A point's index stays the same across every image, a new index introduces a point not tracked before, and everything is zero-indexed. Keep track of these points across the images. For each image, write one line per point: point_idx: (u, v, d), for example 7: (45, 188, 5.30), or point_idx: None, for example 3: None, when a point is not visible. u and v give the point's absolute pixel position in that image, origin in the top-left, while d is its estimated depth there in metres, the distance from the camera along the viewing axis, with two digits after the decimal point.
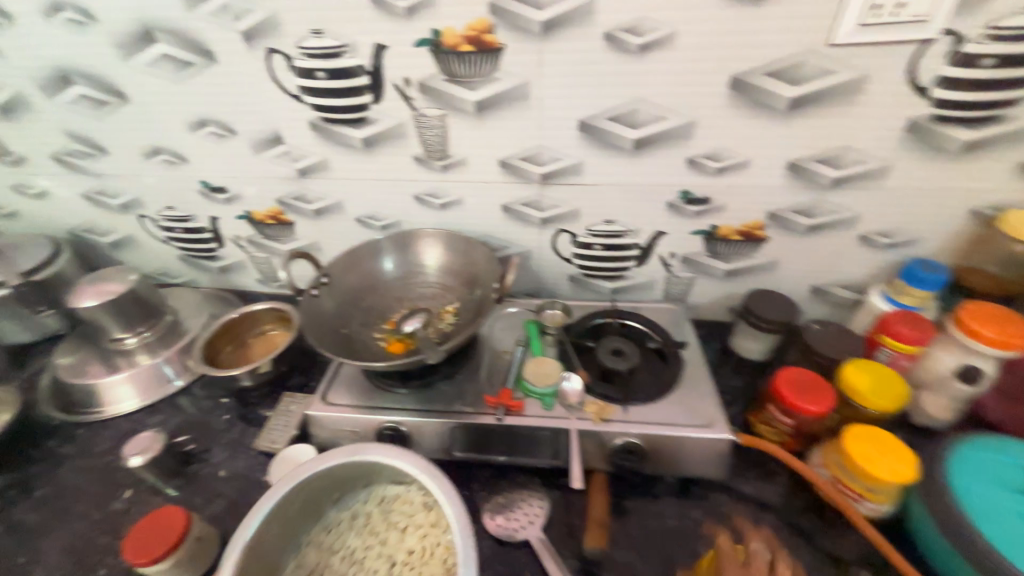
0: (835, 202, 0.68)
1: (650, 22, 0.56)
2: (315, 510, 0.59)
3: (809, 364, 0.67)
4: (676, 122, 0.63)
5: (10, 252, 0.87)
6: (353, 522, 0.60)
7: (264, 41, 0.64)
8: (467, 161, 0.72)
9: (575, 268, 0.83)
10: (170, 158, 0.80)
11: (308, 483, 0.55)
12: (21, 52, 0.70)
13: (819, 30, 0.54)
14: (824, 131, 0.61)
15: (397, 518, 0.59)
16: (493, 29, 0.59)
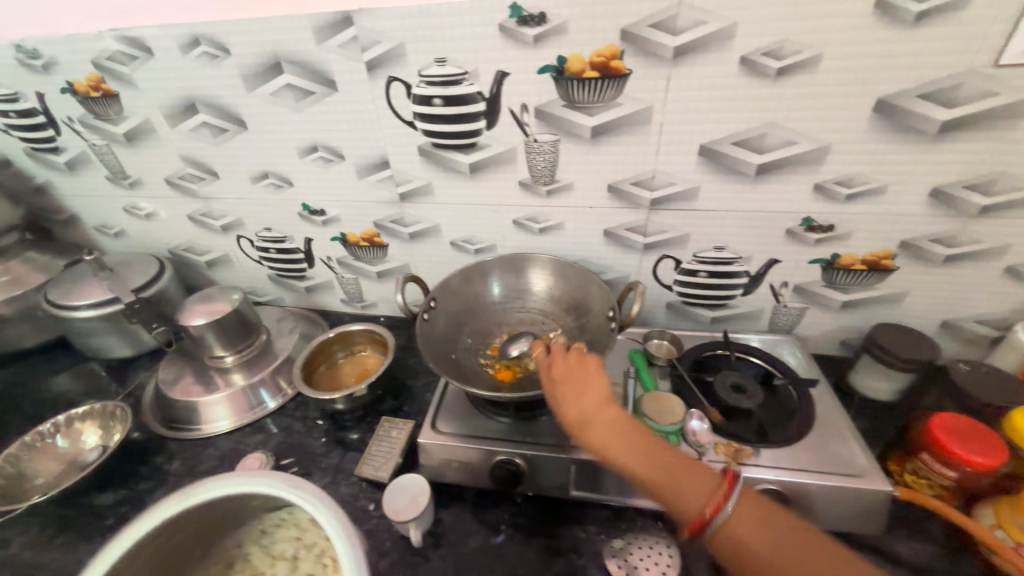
0: (981, 232, 0.63)
1: (792, 46, 0.54)
2: (209, 539, 0.62)
3: (957, 408, 0.61)
4: (807, 146, 0.60)
5: (120, 269, 0.91)
6: (261, 536, 0.64)
7: (386, 70, 0.65)
8: (574, 185, 0.71)
9: (674, 295, 0.80)
10: (276, 182, 0.83)
11: (202, 510, 0.56)
12: (155, 84, 0.74)
13: (985, 50, 0.50)
14: (977, 156, 0.57)
15: (284, 538, 0.63)
16: (621, 55, 0.58)
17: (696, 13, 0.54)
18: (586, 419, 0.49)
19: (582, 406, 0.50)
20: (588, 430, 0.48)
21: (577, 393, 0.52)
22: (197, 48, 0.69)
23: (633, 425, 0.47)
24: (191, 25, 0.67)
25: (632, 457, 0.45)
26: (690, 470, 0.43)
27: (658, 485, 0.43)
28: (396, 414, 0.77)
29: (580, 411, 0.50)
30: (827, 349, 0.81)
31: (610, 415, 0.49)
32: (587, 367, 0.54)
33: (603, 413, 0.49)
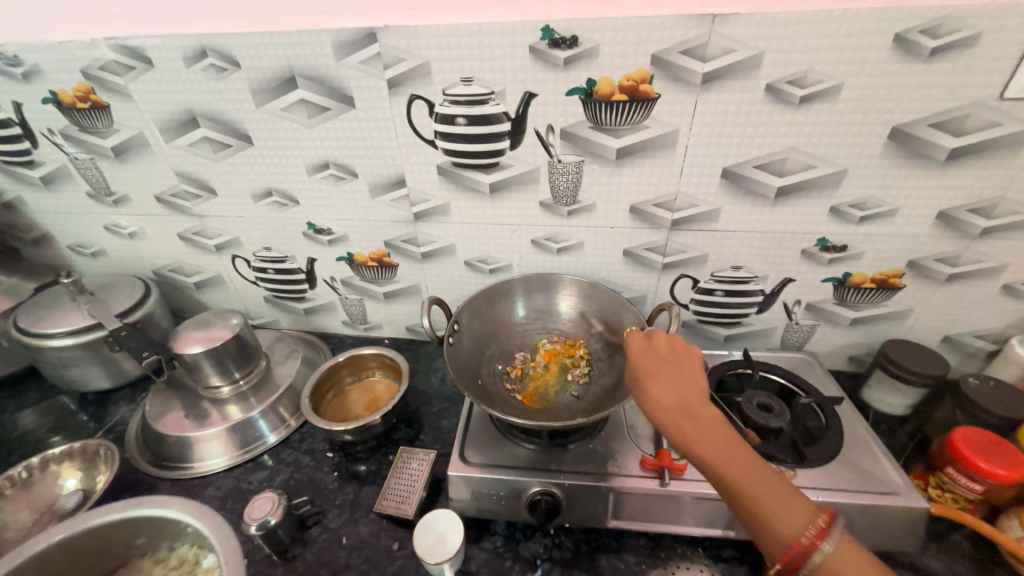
0: (982, 252, 0.66)
1: (816, 75, 0.56)
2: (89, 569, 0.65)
3: (971, 422, 0.63)
4: (825, 171, 0.62)
5: (101, 293, 0.84)
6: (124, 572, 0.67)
7: (408, 88, 0.64)
8: (595, 206, 0.71)
9: (690, 314, 0.81)
10: (281, 200, 0.79)
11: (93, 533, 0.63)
12: (152, 96, 0.70)
13: (993, 84, 0.53)
14: (981, 181, 0.60)
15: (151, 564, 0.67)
16: (651, 79, 0.58)
17: (726, 41, 0.55)
18: (682, 407, 0.48)
19: (680, 396, 0.48)
20: (690, 424, 0.46)
21: (673, 381, 0.50)
22: (204, 60, 0.65)
23: (729, 430, 0.46)
24: (199, 36, 0.63)
25: (735, 459, 0.44)
26: (783, 493, 0.43)
27: (762, 496, 0.43)
28: (412, 443, 0.73)
29: (675, 399, 0.48)
30: (835, 364, 0.83)
31: (701, 414, 0.47)
32: (689, 361, 0.52)
33: (699, 406, 0.47)
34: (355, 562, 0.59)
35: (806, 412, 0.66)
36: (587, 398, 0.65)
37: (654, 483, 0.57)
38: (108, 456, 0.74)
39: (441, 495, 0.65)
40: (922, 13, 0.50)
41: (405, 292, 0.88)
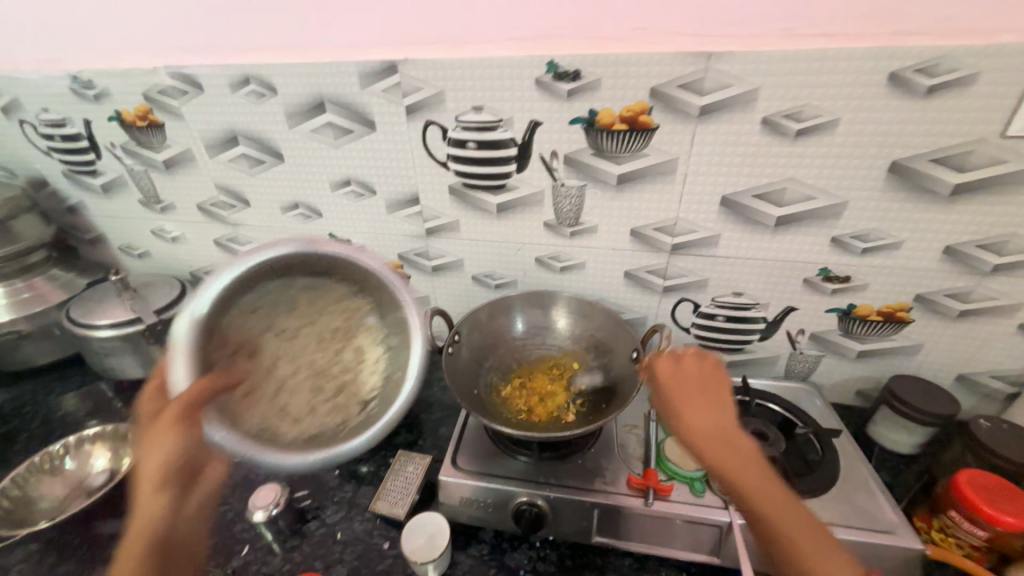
0: (995, 288, 0.64)
1: (812, 110, 0.57)
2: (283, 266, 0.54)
3: (980, 465, 0.61)
4: (825, 202, 0.63)
5: (143, 290, 0.92)
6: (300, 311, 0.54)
7: (424, 114, 0.69)
8: (597, 229, 0.74)
9: (691, 337, 0.82)
10: (306, 212, 0.85)
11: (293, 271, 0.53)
12: (201, 117, 0.78)
13: (993, 122, 0.53)
14: (988, 217, 0.59)
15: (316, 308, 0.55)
16: (650, 111, 0.61)
17: (723, 77, 0.57)
18: (723, 434, 0.47)
19: (713, 422, 0.48)
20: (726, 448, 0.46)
21: (708, 417, 0.48)
22: (246, 87, 0.73)
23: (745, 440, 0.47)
24: (243, 66, 0.71)
25: (764, 490, 0.44)
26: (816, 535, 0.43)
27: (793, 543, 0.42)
28: (410, 448, 0.76)
29: (716, 426, 0.47)
30: (842, 398, 0.81)
31: (742, 448, 0.46)
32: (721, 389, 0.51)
33: (737, 438, 0.47)
34: (347, 558, 0.62)
35: (801, 443, 0.65)
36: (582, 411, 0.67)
37: (639, 501, 0.57)
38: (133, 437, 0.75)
39: (433, 500, 0.67)
40: (918, 53, 0.51)
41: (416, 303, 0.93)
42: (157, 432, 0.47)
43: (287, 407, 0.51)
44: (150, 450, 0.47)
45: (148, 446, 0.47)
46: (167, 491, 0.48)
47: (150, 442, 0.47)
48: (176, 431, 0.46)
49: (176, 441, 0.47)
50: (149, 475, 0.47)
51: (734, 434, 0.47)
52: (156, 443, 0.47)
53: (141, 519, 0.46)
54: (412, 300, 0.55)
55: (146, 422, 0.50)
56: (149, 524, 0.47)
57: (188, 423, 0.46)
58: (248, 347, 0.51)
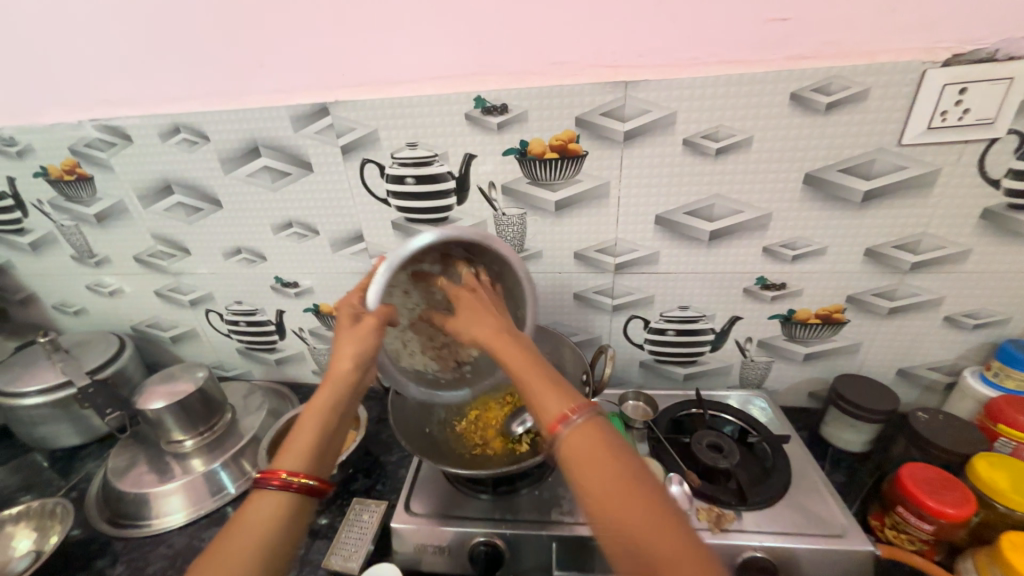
0: (916, 285, 0.68)
1: (726, 130, 0.60)
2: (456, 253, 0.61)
3: (924, 457, 0.63)
4: (752, 215, 0.66)
5: (76, 350, 0.87)
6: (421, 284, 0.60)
7: (360, 153, 0.69)
8: (542, 254, 0.74)
9: (646, 354, 0.82)
10: (249, 257, 0.83)
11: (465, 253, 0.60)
12: (132, 167, 0.76)
13: (888, 132, 0.57)
14: (900, 219, 0.63)
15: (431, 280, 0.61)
16: (578, 139, 0.63)
17: (641, 104, 0.60)
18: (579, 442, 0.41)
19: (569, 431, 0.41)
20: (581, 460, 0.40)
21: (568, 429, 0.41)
22: (177, 135, 0.72)
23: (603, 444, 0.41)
24: (173, 115, 0.70)
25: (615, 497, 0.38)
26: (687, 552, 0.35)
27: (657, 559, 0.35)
28: (368, 493, 0.72)
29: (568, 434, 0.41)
30: (797, 401, 0.83)
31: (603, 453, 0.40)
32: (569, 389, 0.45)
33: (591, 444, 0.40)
34: None
35: (757, 452, 0.65)
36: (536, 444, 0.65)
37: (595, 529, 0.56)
38: (59, 513, 0.69)
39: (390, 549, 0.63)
40: (812, 75, 0.55)
41: None
42: (347, 333, 0.52)
43: (410, 341, 0.62)
44: (342, 346, 0.52)
45: (338, 346, 0.52)
46: (346, 389, 0.51)
47: (350, 332, 0.53)
48: (361, 334, 0.52)
49: (375, 341, 0.53)
50: (290, 454, 0.47)
51: (591, 434, 0.41)
52: (352, 331, 0.52)
53: (317, 404, 0.50)
54: (528, 280, 0.59)
55: (342, 318, 0.54)
56: (327, 401, 0.50)
57: (370, 329, 0.53)
58: (421, 273, 0.60)
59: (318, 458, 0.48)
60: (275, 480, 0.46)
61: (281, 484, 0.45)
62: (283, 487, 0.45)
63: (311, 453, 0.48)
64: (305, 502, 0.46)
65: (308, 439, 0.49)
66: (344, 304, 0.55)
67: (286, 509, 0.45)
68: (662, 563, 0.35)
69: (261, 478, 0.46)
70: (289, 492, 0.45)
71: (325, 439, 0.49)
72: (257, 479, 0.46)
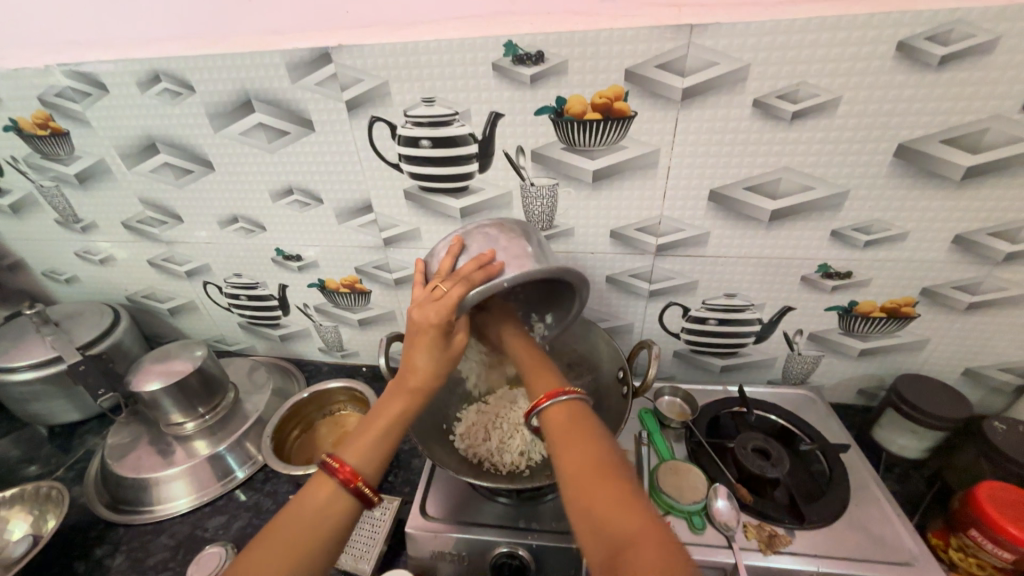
0: (1007, 278, 0.59)
1: (809, 89, 0.50)
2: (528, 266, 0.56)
3: (998, 474, 0.56)
4: (825, 192, 0.56)
5: (67, 322, 0.81)
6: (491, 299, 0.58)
7: (369, 109, 0.59)
8: (574, 231, 0.66)
9: (681, 343, 0.75)
10: (247, 226, 0.76)
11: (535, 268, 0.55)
12: (110, 122, 0.67)
13: (1013, 95, 0.46)
14: (1002, 202, 0.53)
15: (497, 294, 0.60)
16: (626, 97, 0.53)
17: (707, 54, 0.49)
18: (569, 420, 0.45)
19: (562, 411, 0.46)
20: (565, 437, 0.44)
21: (564, 414, 0.46)
22: (157, 85, 0.62)
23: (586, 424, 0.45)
24: (151, 60, 0.60)
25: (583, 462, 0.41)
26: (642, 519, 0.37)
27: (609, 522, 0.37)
28: (379, 486, 0.67)
29: (559, 413, 0.46)
30: (843, 397, 0.76)
31: (586, 429, 0.44)
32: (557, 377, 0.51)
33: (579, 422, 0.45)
34: None
35: (806, 459, 0.61)
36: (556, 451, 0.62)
37: None
38: (55, 496, 0.66)
39: (403, 549, 0.59)
40: (930, 18, 0.44)
41: (380, 319, 0.84)
42: (429, 353, 0.49)
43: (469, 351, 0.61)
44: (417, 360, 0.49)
45: (412, 363, 0.50)
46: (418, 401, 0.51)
47: (432, 347, 0.49)
48: (443, 358, 0.50)
49: (448, 360, 0.51)
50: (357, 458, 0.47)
51: (570, 410, 0.46)
52: (435, 349, 0.49)
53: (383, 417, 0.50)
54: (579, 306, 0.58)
55: (425, 333, 0.48)
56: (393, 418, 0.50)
57: (456, 350, 0.51)
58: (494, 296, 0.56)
59: (379, 465, 0.48)
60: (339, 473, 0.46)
61: (343, 479, 0.46)
62: (346, 484, 0.45)
63: (373, 460, 0.48)
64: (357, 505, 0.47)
65: (372, 444, 0.49)
66: (421, 314, 0.48)
67: (339, 510, 0.45)
68: (619, 528, 0.36)
69: (329, 466, 0.46)
70: (346, 490, 0.46)
71: (389, 447, 0.50)
72: (324, 464, 0.46)
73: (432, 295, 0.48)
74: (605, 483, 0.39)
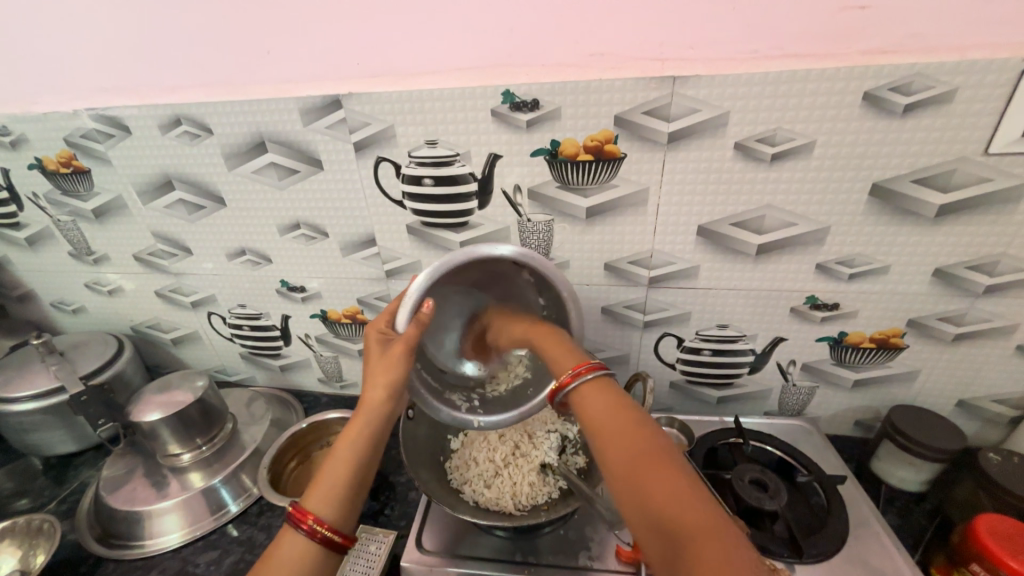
0: (989, 309, 0.61)
1: (785, 133, 0.53)
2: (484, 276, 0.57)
3: (997, 506, 0.56)
4: (807, 228, 0.59)
5: (71, 353, 0.82)
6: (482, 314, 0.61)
7: (375, 151, 0.63)
8: (569, 263, 0.68)
9: (677, 373, 0.76)
10: (254, 259, 0.78)
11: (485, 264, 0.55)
12: (130, 160, 0.71)
13: (974, 140, 0.50)
14: (975, 238, 0.56)
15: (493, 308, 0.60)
16: (616, 140, 0.57)
17: (689, 102, 0.53)
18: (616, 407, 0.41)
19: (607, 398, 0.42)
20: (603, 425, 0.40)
21: (604, 400, 0.42)
22: (178, 127, 0.66)
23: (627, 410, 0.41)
24: (173, 106, 0.64)
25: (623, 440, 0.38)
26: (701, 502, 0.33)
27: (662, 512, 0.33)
28: (375, 519, 0.67)
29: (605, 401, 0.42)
30: (839, 428, 0.77)
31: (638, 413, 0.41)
32: (564, 350, 0.50)
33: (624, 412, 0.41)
34: None
35: (803, 490, 0.61)
36: (553, 483, 0.62)
37: None
38: (47, 530, 0.65)
39: None
40: (891, 72, 0.48)
41: None
42: (375, 362, 0.51)
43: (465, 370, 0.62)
44: (374, 375, 0.50)
45: (369, 375, 0.51)
46: (378, 428, 0.51)
47: (379, 361, 0.51)
48: (387, 364, 0.50)
49: (403, 372, 0.50)
50: (326, 488, 0.48)
51: (601, 387, 0.44)
52: (381, 361, 0.50)
53: (335, 466, 0.49)
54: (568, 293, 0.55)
55: (372, 343, 0.52)
56: (350, 459, 0.49)
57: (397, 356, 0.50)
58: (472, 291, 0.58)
59: (345, 508, 0.47)
60: (303, 522, 0.46)
61: (309, 530, 0.45)
62: (311, 535, 0.45)
63: (339, 504, 0.47)
64: (329, 554, 0.46)
65: (334, 483, 0.48)
66: (375, 326, 0.53)
67: (307, 560, 0.45)
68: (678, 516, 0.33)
69: (291, 516, 0.46)
70: (312, 538, 0.45)
71: (352, 483, 0.48)
72: (287, 514, 0.46)
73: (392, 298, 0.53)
74: (658, 466, 0.35)
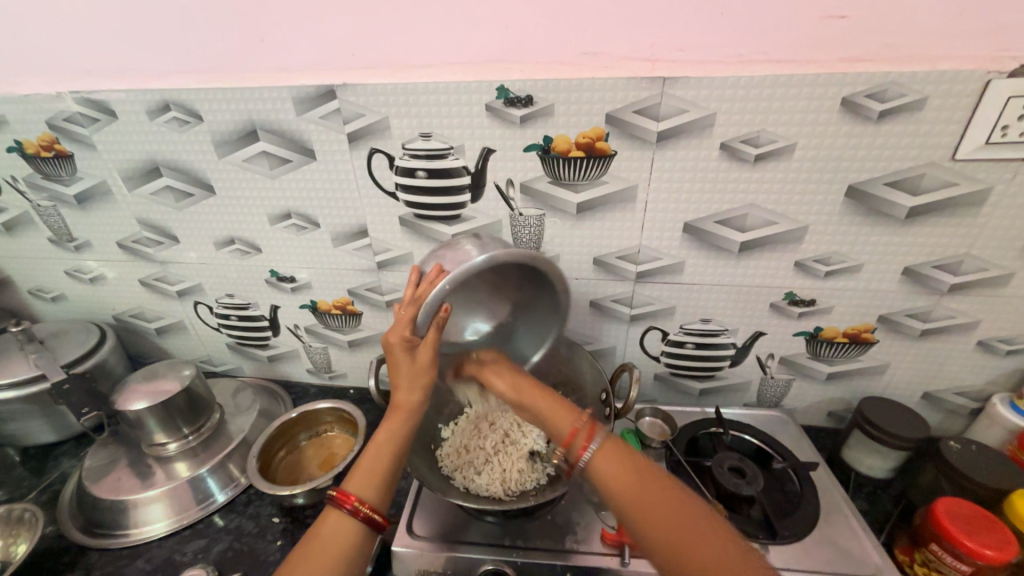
0: (953, 306, 0.64)
1: (767, 135, 0.56)
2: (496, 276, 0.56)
3: (955, 491, 0.60)
4: (787, 227, 0.62)
5: (51, 341, 0.81)
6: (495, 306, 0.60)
7: (369, 142, 0.64)
8: (559, 257, 0.70)
9: (661, 366, 0.79)
10: (243, 248, 0.78)
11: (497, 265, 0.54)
12: (115, 145, 0.70)
13: (941, 147, 0.53)
14: (941, 240, 0.59)
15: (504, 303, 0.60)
16: (607, 137, 0.58)
17: (678, 102, 0.55)
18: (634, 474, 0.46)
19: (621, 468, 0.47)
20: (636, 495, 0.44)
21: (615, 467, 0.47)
22: (166, 113, 0.65)
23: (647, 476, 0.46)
24: (162, 90, 0.63)
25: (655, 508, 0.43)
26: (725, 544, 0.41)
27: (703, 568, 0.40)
28: None
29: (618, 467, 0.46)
30: (813, 419, 0.80)
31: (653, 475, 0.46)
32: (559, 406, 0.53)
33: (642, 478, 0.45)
34: None
35: (779, 476, 0.64)
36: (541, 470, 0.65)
37: (615, 561, 0.53)
38: (28, 520, 0.64)
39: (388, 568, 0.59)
40: (868, 79, 0.51)
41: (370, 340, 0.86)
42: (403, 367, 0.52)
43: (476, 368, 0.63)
44: (401, 381, 0.52)
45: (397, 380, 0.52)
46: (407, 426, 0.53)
47: (406, 367, 0.52)
48: (414, 370, 0.52)
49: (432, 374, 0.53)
50: (365, 481, 0.49)
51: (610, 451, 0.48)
52: (406, 366, 0.51)
53: (372, 458, 0.51)
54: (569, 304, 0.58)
55: (395, 350, 0.51)
56: (388, 449, 0.51)
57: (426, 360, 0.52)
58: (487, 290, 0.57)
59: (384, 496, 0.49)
60: (347, 504, 0.47)
61: (353, 510, 0.47)
62: (355, 514, 0.47)
63: (380, 490, 0.49)
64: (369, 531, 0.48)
65: (372, 468, 0.50)
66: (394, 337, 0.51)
67: (350, 535, 0.46)
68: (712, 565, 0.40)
69: (335, 498, 0.47)
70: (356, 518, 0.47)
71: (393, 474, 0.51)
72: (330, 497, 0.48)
73: (406, 300, 0.51)
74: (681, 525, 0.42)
